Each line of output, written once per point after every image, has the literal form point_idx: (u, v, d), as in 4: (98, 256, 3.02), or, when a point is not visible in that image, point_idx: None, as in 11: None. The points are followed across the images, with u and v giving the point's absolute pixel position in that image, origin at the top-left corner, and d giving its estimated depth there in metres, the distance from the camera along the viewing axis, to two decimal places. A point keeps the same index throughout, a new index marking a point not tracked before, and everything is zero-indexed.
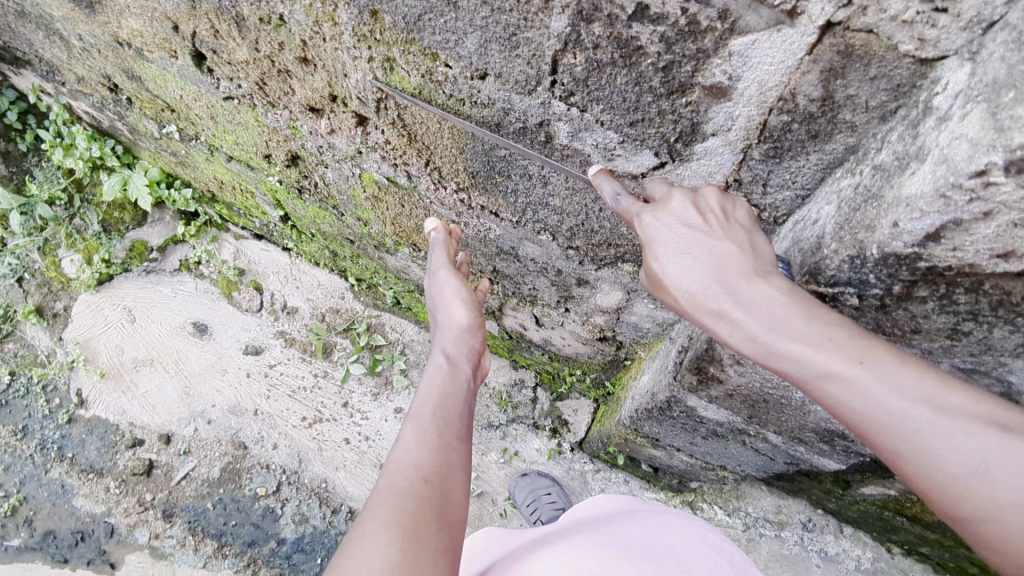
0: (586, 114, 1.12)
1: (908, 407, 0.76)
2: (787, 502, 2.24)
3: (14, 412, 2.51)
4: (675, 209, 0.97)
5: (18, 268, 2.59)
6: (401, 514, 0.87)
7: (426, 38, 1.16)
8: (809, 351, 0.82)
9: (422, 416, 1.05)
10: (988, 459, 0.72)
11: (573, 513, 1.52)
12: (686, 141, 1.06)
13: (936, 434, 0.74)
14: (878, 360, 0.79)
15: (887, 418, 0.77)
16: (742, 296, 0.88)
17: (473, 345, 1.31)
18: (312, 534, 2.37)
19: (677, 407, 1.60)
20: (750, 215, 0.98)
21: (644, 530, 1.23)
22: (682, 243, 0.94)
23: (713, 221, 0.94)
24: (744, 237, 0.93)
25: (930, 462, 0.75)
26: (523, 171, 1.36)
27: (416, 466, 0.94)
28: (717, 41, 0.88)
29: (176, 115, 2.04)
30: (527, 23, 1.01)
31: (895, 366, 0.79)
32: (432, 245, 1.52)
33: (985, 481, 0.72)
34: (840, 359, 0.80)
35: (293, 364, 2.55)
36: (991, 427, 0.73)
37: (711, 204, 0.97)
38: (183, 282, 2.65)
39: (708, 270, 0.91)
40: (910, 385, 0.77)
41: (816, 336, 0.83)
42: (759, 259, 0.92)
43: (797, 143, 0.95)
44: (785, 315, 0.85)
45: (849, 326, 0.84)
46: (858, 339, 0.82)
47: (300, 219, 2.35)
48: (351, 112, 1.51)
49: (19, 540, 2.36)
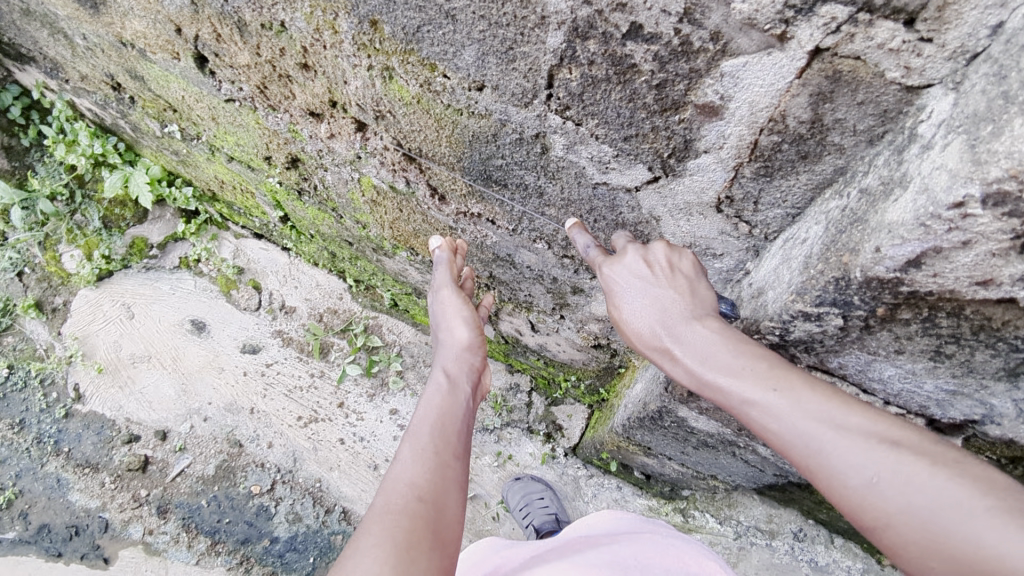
0: (581, 127, 1.13)
1: (812, 427, 0.82)
2: (778, 511, 2.24)
3: (12, 406, 2.51)
4: (629, 261, 1.10)
5: (18, 263, 2.59)
6: (396, 532, 0.89)
7: (425, 49, 1.17)
8: (729, 379, 0.91)
9: (419, 434, 1.07)
10: (881, 471, 0.75)
11: (574, 528, 1.54)
12: (679, 157, 1.07)
13: (835, 450, 0.79)
14: (789, 386, 0.86)
15: (796, 438, 0.83)
16: (680, 335, 0.99)
17: (473, 363, 1.34)
18: (305, 534, 2.38)
19: (668, 417, 1.61)
20: (696, 264, 1.09)
21: (639, 548, 1.25)
22: (634, 292, 1.06)
23: (659, 272, 1.06)
24: (685, 284, 1.05)
25: (834, 479, 0.79)
26: (519, 181, 1.38)
27: (411, 485, 0.96)
28: (709, 61, 0.89)
29: (178, 115, 2.05)
30: (524, 39, 1.02)
31: (807, 393, 0.85)
32: (438, 263, 1.57)
33: (876, 492, 0.75)
34: (756, 386, 0.88)
35: (290, 364, 2.56)
36: (884, 443, 0.77)
37: (658, 257, 1.08)
38: (183, 280, 2.67)
39: (653, 313, 1.02)
40: (816, 408, 0.83)
41: (737, 366, 0.91)
42: (698, 303, 1.02)
43: (787, 162, 0.96)
44: (715, 349, 0.94)
45: (772, 359, 0.91)
46: (776, 370, 0.89)
47: (299, 220, 2.36)
48: (350, 118, 1.52)
49: (13, 533, 2.37)
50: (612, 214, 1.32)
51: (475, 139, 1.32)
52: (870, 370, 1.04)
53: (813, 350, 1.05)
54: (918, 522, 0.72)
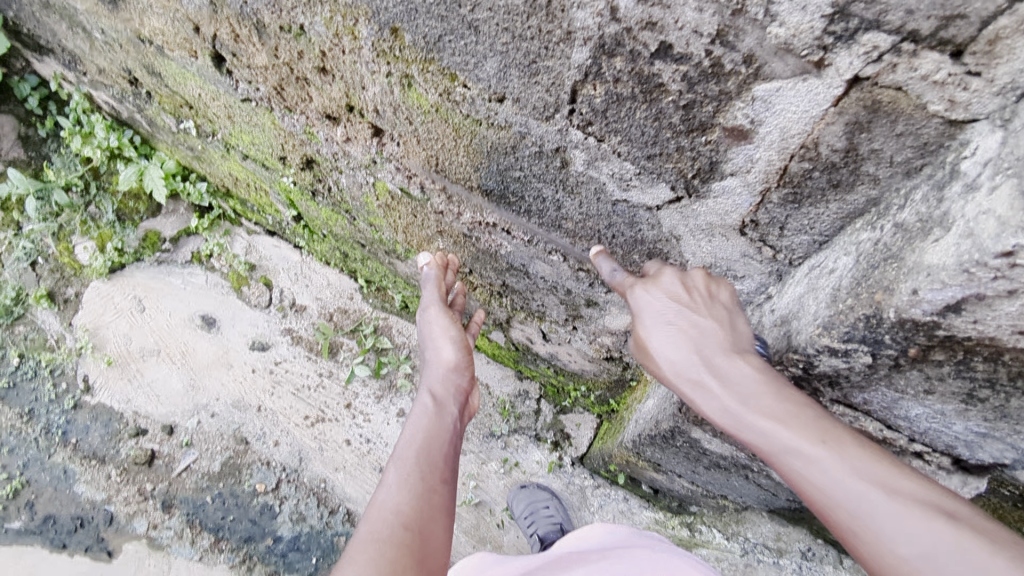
0: (603, 144, 1.10)
1: (860, 486, 0.81)
2: (787, 529, 2.19)
3: (21, 395, 2.52)
4: (664, 284, 1.13)
5: (32, 253, 2.59)
6: (381, 560, 0.88)
7: (446, 59, 1.14)
8: (774, 426, 0.89)
9: (406, 459, 1.08)
10: (933, 541, 0.74)
11: (566, 542, 1.51)
12: (703, 178, 1.04)
13: (887, 515, 0.78)
14: (836, 440, 0.85)
15: (843, 496, 0.81)
16: (718, 369, 0.98)
17: (459, 384, 1.36)
18: (309, 534, 2.39)
19: (680, 436, 1.58)
20: (732, 296, 1.10)
21: (630, 562, 1.23)
22: (669, 315, 1.07)
23: (697, 297, 1.08)
24: (725, 314, 1.06)
25: (881, 543, 0.78)
26: (537, 193, 1.35)
27: (397, 512, 0.96)
28: (741, 85, 0.86)
29: (194, 112, 2.04)
30: (548, 53, 0.99)
31: (856, 451, 0.84)
32: (426, 280, 1.59)
33: (928, 564, 0.74)
34: (802, 436, 0.87)
35: (298, 362, 2.55)
36: (937, 512, 0.76)
37: (696, 282, 1.11)
38: (194, 275, 2.65)
39: (689, 340, 1.03)
40: (866, 467, 0.82)
41: (786, 416, 0.90)
42: (738, 339, 1.02)
43: (817, 190, 0.93)
44: (756, 390, 0.94)
45: (820, 412, 0.90)
46: (823, 422, 0.88)
47: (312, 220, 2.35)
48: (366, 123, 1.50)
49: (19, 523, 2.39)
50: (631, 230, 1.29)
51: (493, 150, 1.29)
52: (895, 408, 1.01)
53: (837, 385, 1.02)
54: None
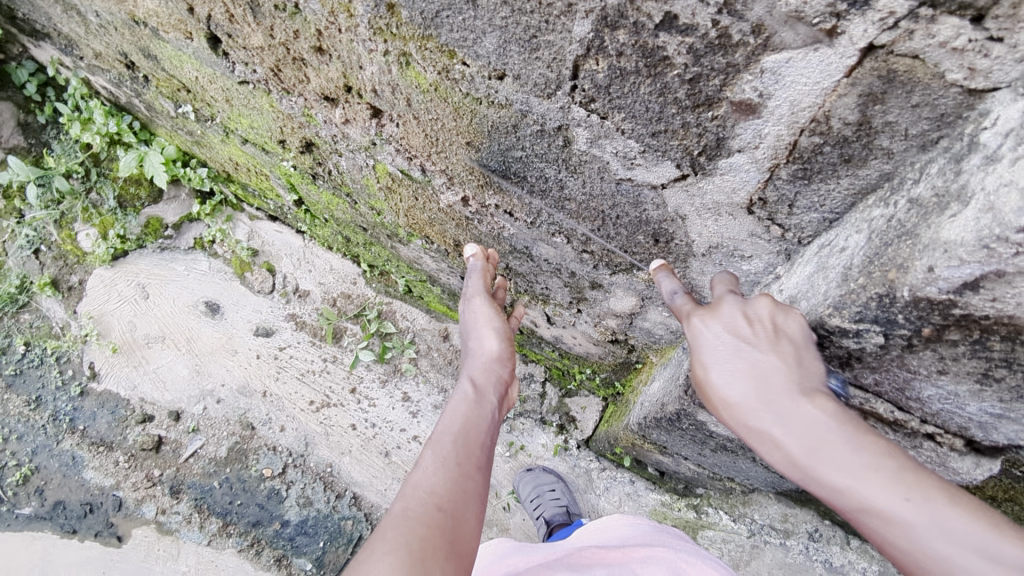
0: (606, 121, 1.07)
1: (958, 555, 0.69)
2: (794, 510, 2.19)
3: (29, 382, 2.52)
4: (723, 315, 0.99)
5: (34, 241, 2.57)
6: (412, 538, 0.88)
7: (444, 35, 1.11)
8: (844, 478, 0.78)
9: (443, 444, 1.09)
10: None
11: (585, 534, 1.50)
12: (710, 155, 1.02)
13: None
14: (927, 498, 0.73)
15: (933, 562, 0.71)
16: (782, 413, 0.86)
17: (501, 374, 1.40)
18: (316, 518, 2.38)
19: (687, 419, 1.57)
20: (805, 328, 0.95)
21: (652, 565, 1.22)
22: (724, 352, 0.95)
23: (759, 331, 0.94)
24: (792, 350, 0.92)
25: None
26: (539, 173, 1.32)
27: (431, 492, 0.97)
28: (749, 56, 0.83)
29: (192, 96, 2.02)
30: (549, 26, 0.96)
31: (945, 504, 0.72)
32: (471, 270, 1.64)
33: None
34: (883, 495, 0.75)
35: (302, 348, 2.55)
36: None
37: (760, 312, 0.96)
38: (197, 261, 2.64)
39: (751, 380, 0.90)
40: (961, 528, 0.70)
41: (857, 464, 0.78)
42: (806, 377, 0.89)
43: (827, 166, 0.90)
44: (830, 443, 0.81)
45: (900, 458, 0.77)
46: (908, 474, 0.75)
47: (314, 204, 2.33)
48: (365, 103, 1.47)
49: (30, 509, 2.39)
50: (636, 211, 1.26)
51: (494, 130, 1.27)
52: (908, 389, 0.99)
53: (848, 366, 1.00)
54: None
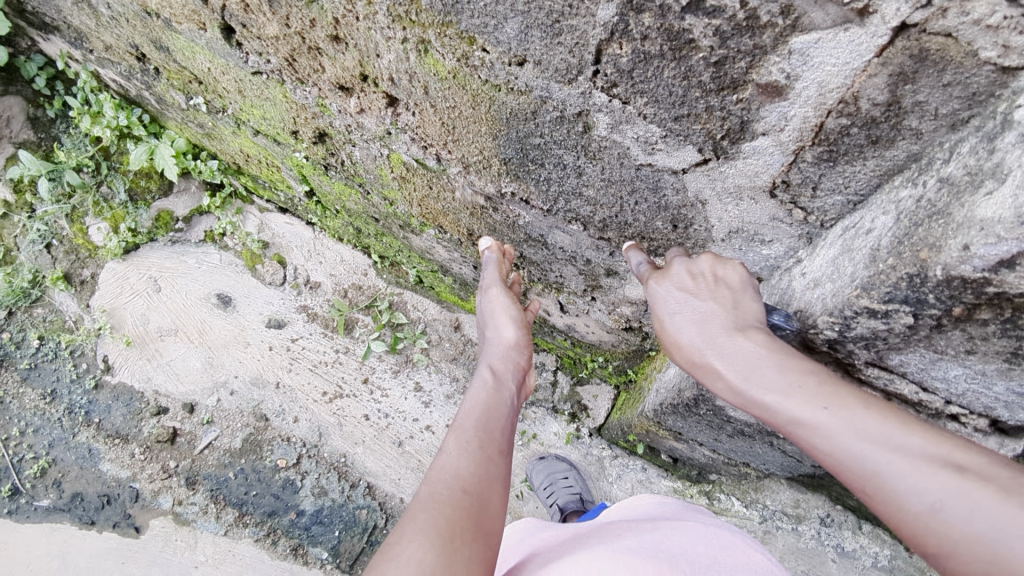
0: (628, 106, 1.07)
1: (867, 448, 0.80)
2: (806, 496, 2.20)
3: (43, 376, 2.53)
4: (673, 275, 1.17)
5: (46, 235, 2.57)
6: (440, 520, 0.88)
7: (464, 21, 1.11)
8: (773, 396, 0.91)
9: (465, 428, 1.10)
10: (942, 496, 0.73)
11: (612, 512, 1.51)
12: (733, 139, 1.02)
13: (895, 470, 0.77)
14: (838, 403, 0.85)
15: (849, 458, 0.81)
16: (722, 348, 1.01)
17: (518, 361, 1.42)
18: (331, 507, 2.40)
19: (705, 405, 1.58)
20: (743, 275, 1.12)
21: (685, 541, 1.20)
22: (673, 303, 1.12)
23: (702, 283, 1.12)
24: (729, 296, 1.08)
25: (893, 502, 0.76)
26: (557, 160, 1.32)
27: (456, 476, 0.97)
28: (776, 38, 0.83)
29: (203, 87, 2.02)
30: (572, 11, 0.97)
31: (860, 412, 0.83)
32: (487, 262, 1.69)
33: (940, 517, 0.72)
34: (806, 406, 0.87)
35: (314, 339, 2.56)
36: (945, 465, 0.74)
37: (702, 268, 1.15)
38: (208, 253, 2.65)
39: (695, 324, 1.06)
40: (871, 428, 0.81)
41: (783, 383, 0.91)
42: (743, 317, 1.04)
43: (854, 147, 0.91)
44: (761, 367, 0.95)
45: (822, 377, 0.90)
46: (826, 388, 0.89)
47: (325, 195, 2.33)
48: (381, 92, 1.47)
49: (48, 501, 2.41)
50: (655, 196, 1.26)
51: (512, 117, 1.27)
52: (933, 369, 1.00)
53: (873, 347, 1.01)
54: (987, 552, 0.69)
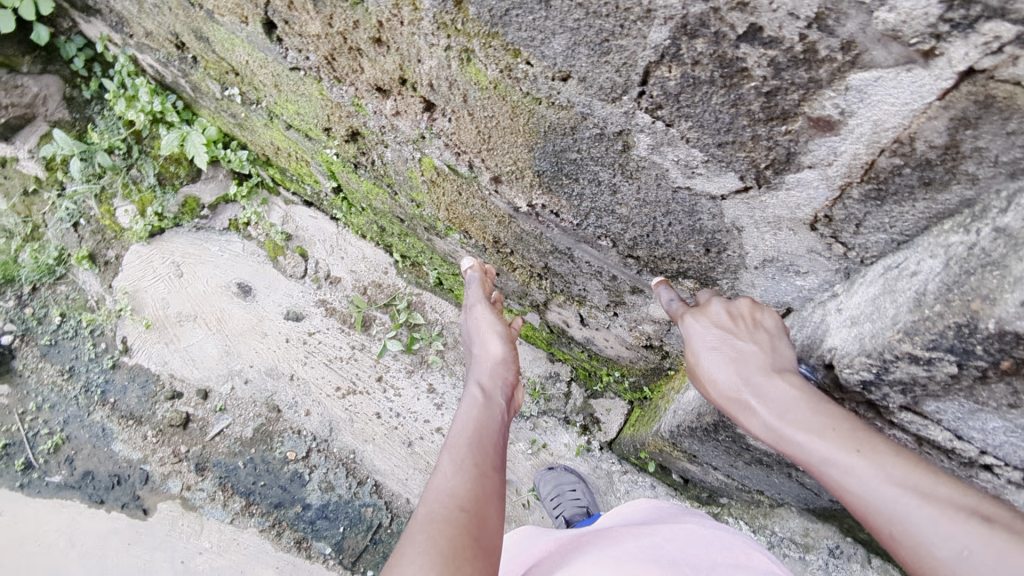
0: (671, 129, 1.06)
1: (897, 494, 0.83)
2: (817, 525, 2.14)
3: (62, 353, 2.56)
4: (713, 313, 1.22)
5: (74, 214, 2.60)
6: (440, 538, 0.88)
7: (511, 34, 1.10)
8: (805, 435, 0.95)
9: (459, 447, 1.09)
10: (970, 544, 0.75)
11: (610, 515, 1.51)
12: (778, 169, 1.01)
13: (921, 517, 0.80)
14: (870, 449, 0.89)
15: (878, 501, 0.85)
16: (758, 387, 1.06)
17: (507, 378, 1.42)
18: (337, 503, 2.41)
19: (724, 430, 1.56)
20: (778, 322, 1.18)
21: (681, 543, 1.17)
22: (711, 340, 1.18)
23: (741, 324, 1.17)
24: (766, 339, 1.14)
25: (919, 547, 0.79)
26: (592, 177, 1.31)
27: (452, 494, 0.96)
28: (834, 73, 0.83)
29: (240, 78, 2.03)
30: (622, 31, 0.96)
31: (890, 457, 0.87)
32: (471, 282, 1.73)
33: (966, 566, 0.75)
34: (837, 447, 0.91)
35: (332, 334, 2.56)
36: (974, 516, 0.77)
37: (739, 310, 1.20)
38: (231, 242, 2.65)
39: (731, 362, 1.11)
40: (900, 475, 0.84)
41: (814, 424, 0.96)
42: (779, 360, 1.09)
43: (905, 187, 0.91)
44: (795, 409, 0.99)
45: (854, 422, 0.94)
46: (857, 433, 0.93)
47: (352, 192, 2.33)
48: (419, 97, 1.46)
49: (60, 477, 2.43)
50: (690, 220, 1.24)
51: (550, 130, 1.26)
52: (970, 419, 0.98)
53: (909, 392, 1.00)
54: None
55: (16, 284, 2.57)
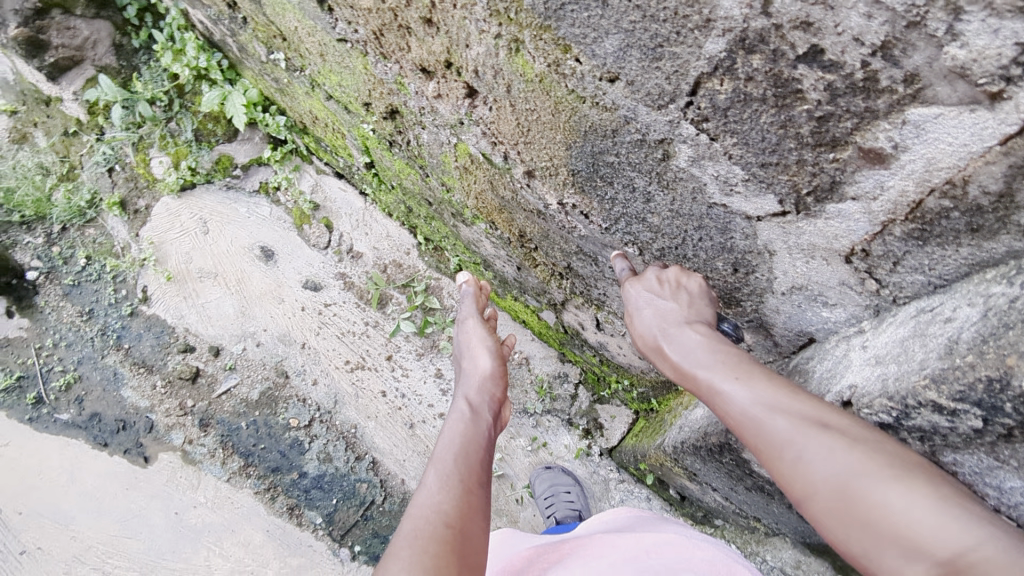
0: (715, 143, 1.04)
1: (760, 412, 0.95)
2: (809, 559, 2.01)
3: (84, 294, 2.59)
4: (646, 280, 1.33)
5: (111, 159, 2.63)
6: (426, 557, 0.88)
7: (563, 29, 1.08)
8: (700, 369, 1.07)
9: (444, 462, 1.09)
10: (812, 448, 0.87)
11: (589, 522, 1.50)
12: (819, 197, 0.99)
13: (778, 429, 0.91)
14: (747, 377, 1.01)
15: (748, 420, 0.96)
16: (672, 335, 1.18)
17: (493, 394, 1.41)
18: (333, 475, 2.42)
19: (729, 453, 1.55)
20: (702, 286, 1.29)
21: (666, 553, 1.15)
22: (642, 301, 1.29)
23: (667, 287, 1.29)
24: (686, 299, 1.26)
25: (776, 456, 0.91)
26: (627, 182, 1.29)
27: (438, 510, 0.96)
28: (892, 104, 0.81)
29: (287, 44, 2.03)
30: (678, 38, 0.94)
31: (761, 383, 0.99)
32: (463, 297, 1.76)
33: (808, 467, 0.86)
34: (722, 376, 1.03)
35: (347, 308, 2.57)
36: (818, 425, 0.88)
37: (669, 275, 1.32)
38: (259, 206, 2.66)
39: (655, 318, 1.23)
40: (766, 395, 0.96)
41: (709, 360, 1.08)
42: (693, 313, 1.21)
43: (950, 231, 0.89)
44: (698, 351, 1.11)
45: (741, 357, 1.06)
46: (740, 364, 1.04)
47: (384, 170, 2.34)
48: (463, 82, 1.45)
49: (67, 415, 2.47)
50: (722, 237, 1.22)
51: (591, 131, 1.24)
52: (989, 476, 0.96)
53: (928, 440, 0.99)
54: (842, 493, 0.83)
55: (47, 222, 2.60)
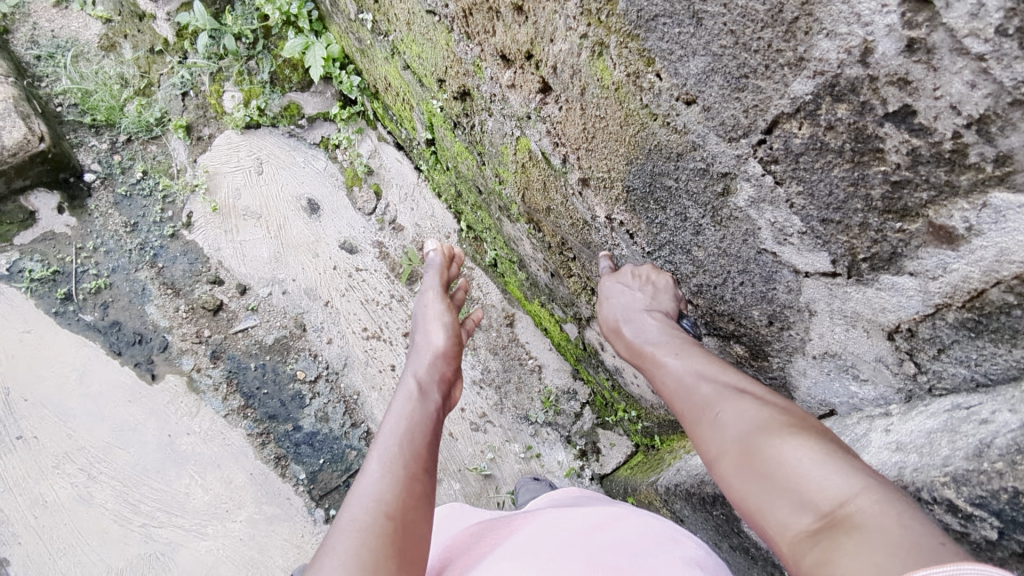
0: (780, 187, 1.01)
1: (694, 382, 1.04)
2: None
3: (132, 207, 2.63)
4: (622, 275, 1.43)
5: (187, 84, 2.68)
6: (364, 550, 0.86)
7: (652, 40, 1.06)
8: (656, 350, 1.20)
9: (389, 448, 1.06)
10: (722, 408, 0.94)
11: (542, 499, 1.42)
12: (875, 265, 0.95)
13: (704, 394, 1.00)
14: (687, 355, 1.13)
15: (683, 390, 1.06)
16: (634, 320, 1.30)
17: (443, 372, 1.38)
18: (326, 435, 2.43)
19: (721, 507, 1.54)
20: (670, 284, 1.37)
21: (613, 530, 1.02)
22: (615, 293, 1.40)
23: (638, 279, 1.39)
24: (651, 292, 1.35)
25: (698, 420, 0.98)
26: (680, 210, 1.26)
27: (377, 501, 0.95)
28: (975, 182, 0.78)
29: (377, 7, 2.06)
30: (765, 72, 0.91)
31: (702, 361, 1.09)
32: (430, 265, 1.71)
33: (717, 424, 0.93)
34: (673, 358, 1.14)
35: (377, 277, 2.58)
36: (734, 390, 0.96)
37: (642, 271, 1.40)
38: (317, 158, 2.70)
39: (622, 306, 1.35)
40: (704, 370, 1.05)
41: (669, 345, 1.19)
42: (656, 303, 1.32)
43: (1006, 328, 0.86)
44: (650, 332, 1.25)
45: (693, 345, 1.17)
46: (692, 349, 1.15)
47: (443, 150, 2.34)
48: (539, 76, 1.44)
49: (90, 317, 2.51)
50: (764, 286, 1.17)
51: (656, 150, 1.20)
52: None
53: None
54: (739, 444, 0.88)
55: (115, 130, 2.66)
